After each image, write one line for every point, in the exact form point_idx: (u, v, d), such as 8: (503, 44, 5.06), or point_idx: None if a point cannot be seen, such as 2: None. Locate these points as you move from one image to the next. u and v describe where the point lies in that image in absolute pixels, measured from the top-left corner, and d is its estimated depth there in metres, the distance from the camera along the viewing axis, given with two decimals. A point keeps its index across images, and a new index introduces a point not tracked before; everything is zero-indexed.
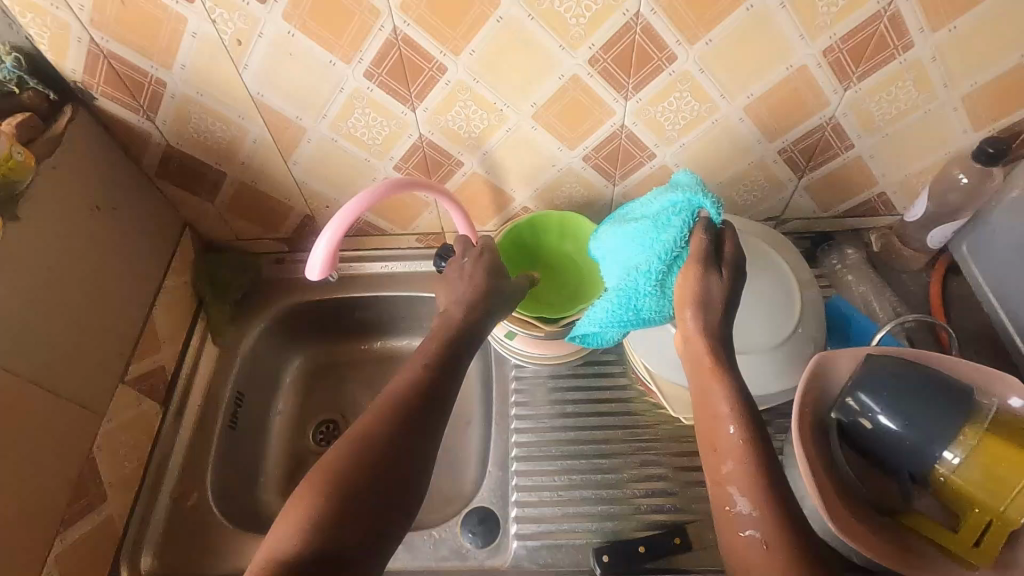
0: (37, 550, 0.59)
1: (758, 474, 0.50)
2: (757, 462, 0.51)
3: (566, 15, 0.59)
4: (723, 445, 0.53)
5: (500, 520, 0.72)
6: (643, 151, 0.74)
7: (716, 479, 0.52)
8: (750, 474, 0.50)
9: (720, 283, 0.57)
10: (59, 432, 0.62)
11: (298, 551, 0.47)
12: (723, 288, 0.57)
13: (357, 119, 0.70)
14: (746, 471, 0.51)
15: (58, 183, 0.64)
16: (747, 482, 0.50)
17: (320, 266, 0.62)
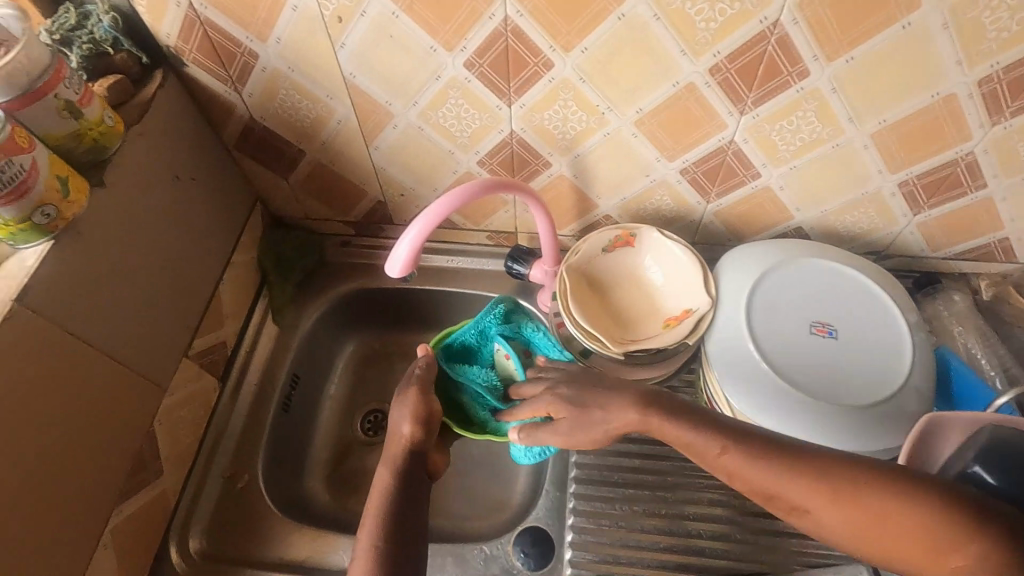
0: (97, 524, 0.58)
1: (770, 462, 0.48)
2: (748, 441, 0.50)
3: (697, 18, 0.54)
4: (720, 446, 0.51)
5: (555, 543, 0.68)
6: (748, 170, 0.69)
7: (761, 496, 0.48)
8: (766, 471, 0.48)
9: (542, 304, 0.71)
10: (125, 404, 0.61)
11: None
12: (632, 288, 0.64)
13: (448, 109, 0.66)
14: (753, 469, 0.48)
15: (144, 150, 0.62)
16: (773, 474, 0.47)
17: (401, 263, 0.59)
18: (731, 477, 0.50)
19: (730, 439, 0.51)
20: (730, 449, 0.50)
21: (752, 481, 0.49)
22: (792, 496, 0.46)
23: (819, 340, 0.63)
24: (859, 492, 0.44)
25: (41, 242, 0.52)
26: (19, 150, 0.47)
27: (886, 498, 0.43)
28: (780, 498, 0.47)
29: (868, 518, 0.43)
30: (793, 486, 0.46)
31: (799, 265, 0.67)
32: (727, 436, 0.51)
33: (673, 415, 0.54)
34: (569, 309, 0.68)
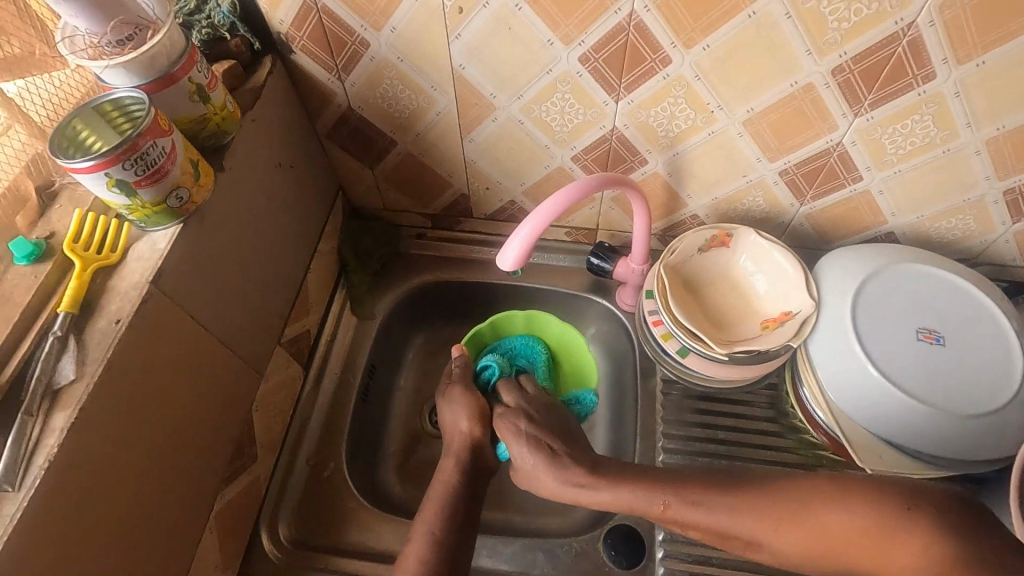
0: (205, 507, 0.58)
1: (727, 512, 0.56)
2: (686, 491, 0.58)
3: (830, 17, 0.53)
4: (663, 502, 0.58)
5: (646, 541, 0.68)
6: (850, 173, 0.68)
7: (720, 535, 0.57)
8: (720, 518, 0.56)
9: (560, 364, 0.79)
10: (231, 389, 0.61)
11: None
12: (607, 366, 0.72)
13: (553, 103, 0.66)
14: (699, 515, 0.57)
15: (255, 135, 0.62)
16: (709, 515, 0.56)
17: (514, 258, 0.59)
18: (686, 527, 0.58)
19: (667, 493, 0.58)
20: (671, 501, 0.58)
21: (728, 527, 0.56)
22: (737, 529, 0.55)
23: (926, 346, 0.63)
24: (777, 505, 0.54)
25: (171, 225, 0.52)
26: (161, 133, 0.47)
27: (808, 504, 0.53)
28: (740, 537, 0.55)
29: (804, 528, 0.52)
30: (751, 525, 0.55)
31: (900, 271, 0.66)
32: (665, 491, 0.59)
33: (622, 478, 0.61)
34: (670, 310, 0.68)
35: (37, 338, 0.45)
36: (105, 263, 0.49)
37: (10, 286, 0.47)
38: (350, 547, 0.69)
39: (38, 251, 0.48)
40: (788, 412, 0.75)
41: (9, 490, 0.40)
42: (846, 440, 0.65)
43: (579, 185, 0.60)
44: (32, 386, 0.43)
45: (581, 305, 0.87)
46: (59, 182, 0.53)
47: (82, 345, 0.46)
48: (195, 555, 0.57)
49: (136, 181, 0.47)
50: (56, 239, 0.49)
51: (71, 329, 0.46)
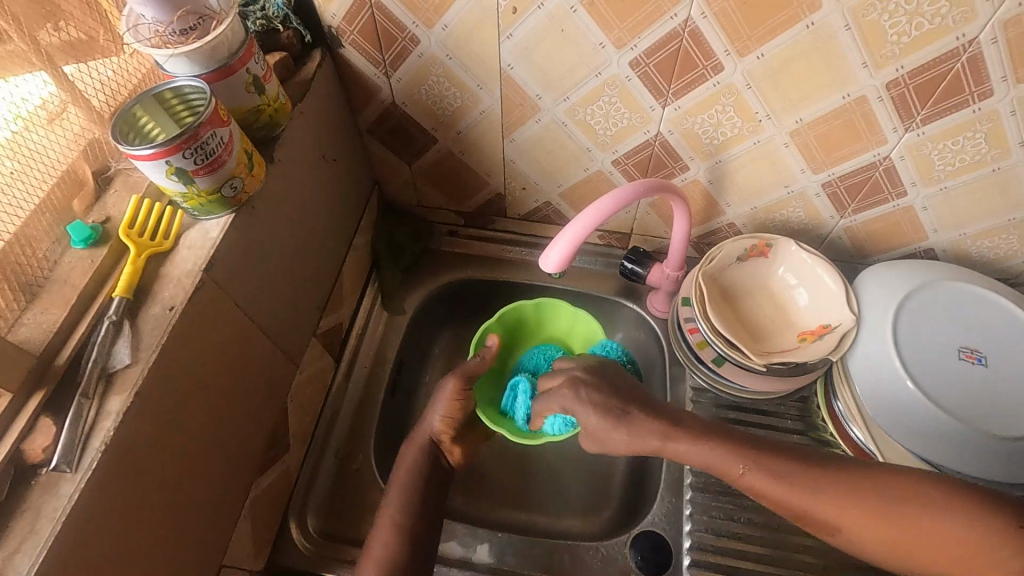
0: (241, 494, 0.59)
1: (791, 480, 0.53)
2: (770, 460, 0.54)
3: (890, 31, 0.53)
4: (741, 468, 0.55)
5: (672, 548, 0.68)
6: (895, 187, 0.67)
7: (792, 515, 0.53)
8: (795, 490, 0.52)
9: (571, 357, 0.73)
10: (268, 379, 0.61)
11: None
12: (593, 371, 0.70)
13: (599, 106, 0.66)
14: (780, 487, 0.53)
15: (303, 128, 0.62)
16: (801, 489, 0.52)
17: (557, 258, 0.58)
18: (758, 495, 0.54)
19: (750, 458, 0.55)
20: (752, 465, 0.55)
21: (759, 488, 0.54)
22: (813, 510, 0.51)
23: (967, 365, 0.63)
24: (860, 490, 0.50)
25: (223, 214, 0.52)
26: (220, 123, 0.47)
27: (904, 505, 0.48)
28: (809, 517, 0.52)
29: (890, 522, 0.48)
30: (828, 504, 0.50)
31: (943, 287, 0.66)
32: (747, 454, 0.55)
33: (702, 432, 0.58)
34: (707, 318, 0.68)
35: (92, 322, 0.46)
36: (158, 249, 0.50)
37: (67, 269, 0.47)
38: None
39: (94, 235, 0.49)
40: (816, 425, 0.75)
41: (68, 471, 0.40)
42: (881, 455, 0.64)
43: (632, 187, 0.59)
44: (89, 369, 0.43)
45: (610, 309, 0.87)
46: (114, 168, 0.53)
47: (136, 330, 0.46)
48: (229, 542, 0.58)
49: (194, 170, 0.47)
50: (111, 224, 0.50)
51: (125, 314, 0.46)
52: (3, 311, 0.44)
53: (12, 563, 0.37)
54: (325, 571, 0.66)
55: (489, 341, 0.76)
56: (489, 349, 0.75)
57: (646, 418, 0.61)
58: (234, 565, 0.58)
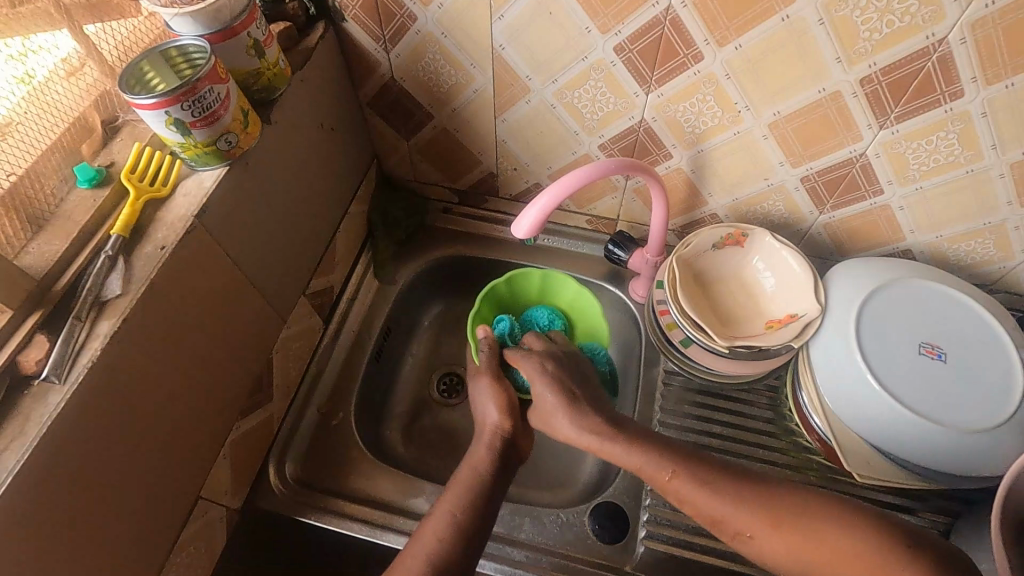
0: (222, 432, 0.63)
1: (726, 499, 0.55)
2: (692, 469, 0.57)
3: (862, 27, 0.55)
4: (669, 471, 0.57)
5: (630, 520, 0.70)
6: (871, 185, 0.68)
7: (709, 519, 0.56)
8: (723, 504, 0.55)
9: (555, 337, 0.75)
10: (255, 329, 0.65)
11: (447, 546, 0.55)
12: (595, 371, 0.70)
13: (586, 90, 0.69)
14: (707, 498, 0.55)
15: (302, 95, 0.66)
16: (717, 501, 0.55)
17: (527, 226, 0.62)
18: (681, 500, 0.57)
19: (678, 464, 0.58)
20: (680, 474, 0.57)
21: (689, 501, 0.56)
22: (729, 518, 0.55)
23: (927, 360, 0.64)
24: (778, 507, 0.54)
25: (217, 166, 0.56)
26: (218, 80, 0.51)
27: (820, 522, 0.52)
28: (727, 522, 0.55)
29: (799, 536, 0.52)
30: (738, 514, 0.54)
31: (910, 284, 0.68)
32: (673, 459, 0.58)
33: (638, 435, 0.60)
34: (677, 300, 0.71)
35: (91, 255, 0.50)
36: (156, 195, 0.53)
37: (72, 206, 0.52)
38: (351, 492, 0.73)
39: (98, 177, 0.53)
40: (785, 414, 0.76)
41: (57, 382, 0.45)
42: (836, 442, 0.66)
43: (594, 166, 0.64)
44: (83, 296, 0.48)
45: (594, 292, 0.89)
46: (122, 119, 0.58)
47: (130, 265, 0.50)
48: (208, 475, 0.62)
49: (191, 122, 0.51)
50: (115, 168, 0.54)
51: (121, 251, 0.51)
52: (13, 238, 0.48)
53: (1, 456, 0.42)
54: (299, 515, 0.70)
55: (483, 332, 0.74)
56: (484, 340, 0.73)
57: (588, 410, 0.63)
58: (211, 498, 0.63)
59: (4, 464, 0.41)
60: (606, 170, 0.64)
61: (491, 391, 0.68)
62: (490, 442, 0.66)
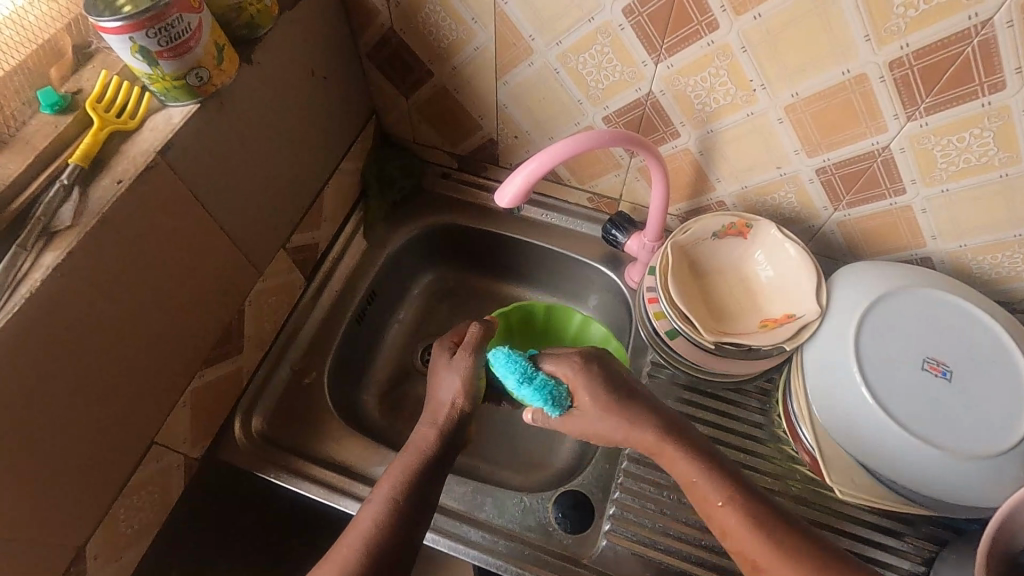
0: (182, 379, 0.61)
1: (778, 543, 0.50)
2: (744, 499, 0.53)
3: (897, 1, 0.49)
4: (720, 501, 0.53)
5: (595, 511, 0.68)
6: (893, 183, 0.63)
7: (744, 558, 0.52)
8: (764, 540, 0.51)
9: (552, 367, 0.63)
10: (224, 278, 0.63)
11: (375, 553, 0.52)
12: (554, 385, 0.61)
13: (591, 55, 0.64)
14: (753, 537, 0.51)
15: (290, 38, 0.63)
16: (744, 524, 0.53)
17: (511, 195, 0.59)
18: (724, 531, 0.53)
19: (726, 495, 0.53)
20: (732, 501, 0.53)
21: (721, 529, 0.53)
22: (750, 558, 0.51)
23: (929, 377, 0.59)
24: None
25: (189, 103, 0.54)
26: (190, 9, 0.48)
27: None
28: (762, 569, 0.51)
29: None
30: (762, 545, 0.51)
31: (920, 294, 0.63)
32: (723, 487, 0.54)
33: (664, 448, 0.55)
34: (667, 288, 0.68)
35: (45, 183, 0.48)
36: (122, 127, 0.51)
37: (32, 131, 0.50)
38: (315, 453, 0.72)
39: (62, 103, 0.51)
40: (774, 420, 0.72)
41: None
42: (819, 453, 0.61)
43: (591, 134, 0.60)
44: (32, 222, 0.46)
45: (589, 273, 0.86)
46: (95, 46, 0.55)
47: (85, 197, 0.48)
48: (165, 422, 0.61)
49: (159, 52, 0.48)
50: (81, 95, 0.52)
51: (78, 180, 0.49)
52: None
53: None
54: (259, 471, 0.69)
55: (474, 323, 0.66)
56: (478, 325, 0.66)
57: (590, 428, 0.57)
58: (168, 444, 0.62)
59: None
60: (602, 142, 0.60)
61: (467, 373, 0.61)
62: (443, 430, 0.60)
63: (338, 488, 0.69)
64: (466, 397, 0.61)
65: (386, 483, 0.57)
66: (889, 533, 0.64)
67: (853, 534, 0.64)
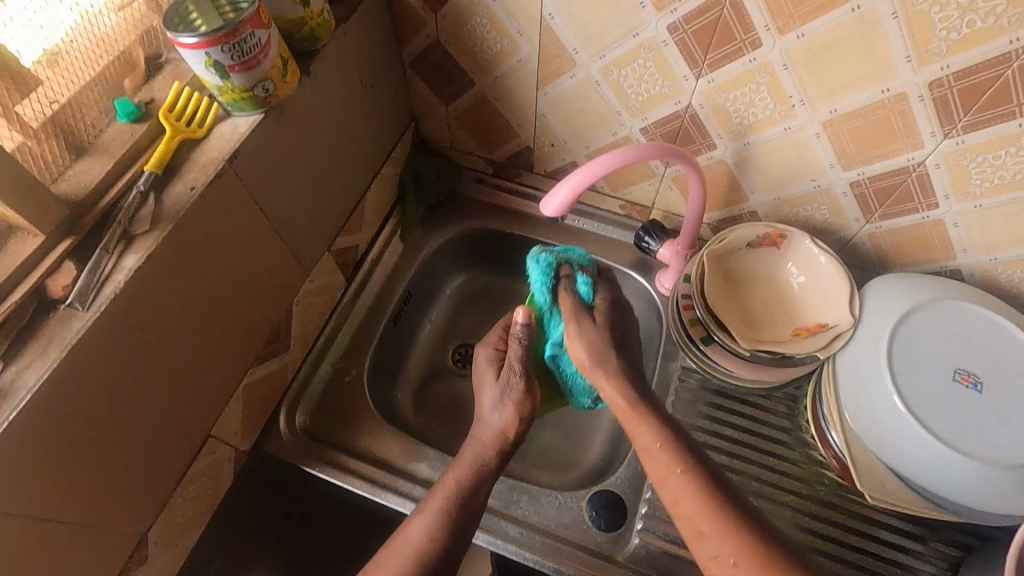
0: (236, 376, 0.64)
1: (736, 522, 0.53)
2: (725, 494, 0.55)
3: (939, 25, 0.51)
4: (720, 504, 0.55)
5: (628, 511, 0.70)
6: (926, 198, 0.64)
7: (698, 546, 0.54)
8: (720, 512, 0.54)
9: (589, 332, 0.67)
10: (275, 279, 0.66)
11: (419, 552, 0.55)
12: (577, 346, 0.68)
13: (633, 69, 0.66)
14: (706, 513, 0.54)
15: (343, 49, 0.65)
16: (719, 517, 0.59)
17: (556, 205, 0.61)
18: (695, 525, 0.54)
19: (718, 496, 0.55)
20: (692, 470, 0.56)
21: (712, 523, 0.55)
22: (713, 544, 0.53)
23: (960, 388, 0.61)
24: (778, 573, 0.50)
25: (253, 113, 0.56)
26: (261, 25, 0.51)
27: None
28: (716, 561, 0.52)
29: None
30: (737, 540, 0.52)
31: (951, 306, 0.64)
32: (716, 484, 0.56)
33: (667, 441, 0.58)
34: (704, 300, 0.71)
35: (123, 189, 0.51)
36: (192, 135, 0.54)
37: (110, 138, 0.52)
38: (355, 448, 0.74)
39: (137, 112, 0.53)
40: (801, 425, 0.74)
41: (80, 309, 0.46)
42: (851, 459, 0.64)
43: (634, 147, 0.62)
44: (113, 227, 0.49)
45: (619, 279, 0.87)
46: (166, 57, 0.58)
47: (160, 202, 0.51)
48: (219, 417, 0.63)
49: (231, 65, 0.50)
50: (154, 105, 0.55)
51: (153, 187, 0.51)
52: (53, 163, 0.49)
53: (23, 374, 0.43)
54: (303, 464, 0.72)
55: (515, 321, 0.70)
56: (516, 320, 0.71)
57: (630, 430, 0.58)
58: (221, 437, 0.65)
59: (25, 381, 0.43)
60: (644, 155, 0.62)
61: (519, 397, 0.63)
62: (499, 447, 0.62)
63: (379, 483, 0.71)
64: (516, 419, 0.63)
65: (438, 493, 0.59)
66: (914, 538, 0.66)
67: (879, 538, 0.66)
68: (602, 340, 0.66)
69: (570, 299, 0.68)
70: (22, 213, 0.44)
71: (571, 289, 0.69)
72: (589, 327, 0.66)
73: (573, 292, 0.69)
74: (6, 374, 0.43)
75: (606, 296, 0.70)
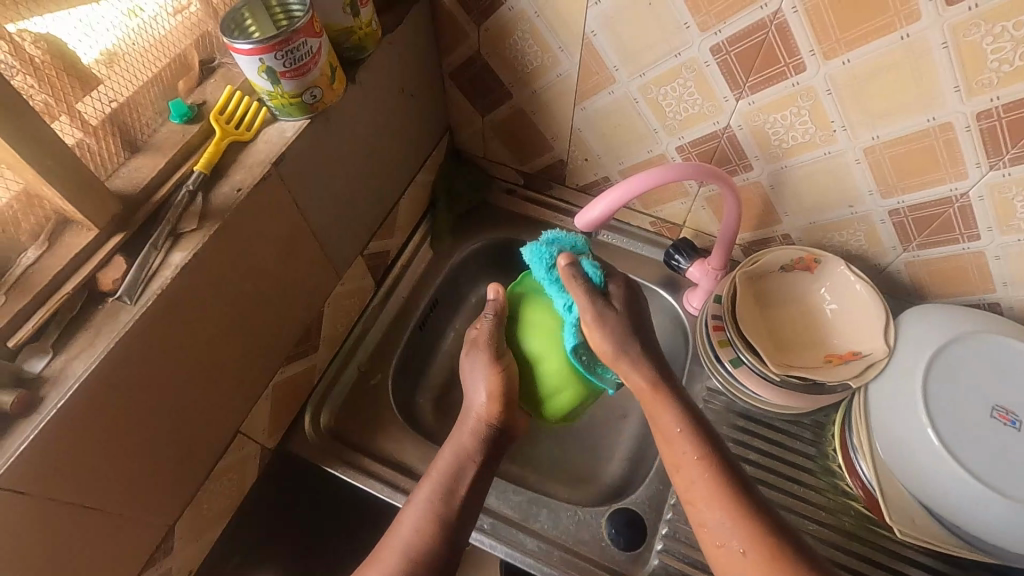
0: (267, 373, 0.65)
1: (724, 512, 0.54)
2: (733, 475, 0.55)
3: (991, 56, 0.50)
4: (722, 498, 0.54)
5: (647, 529, 0.69)
6: (967, 229, 0.63)
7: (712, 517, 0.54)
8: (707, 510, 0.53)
9: (616, 312, 0.62)
10: (308, 281, 0.67)
11: (437, 559, 0.55)
12: (618, 314, 0.62)
13: (673, 88, 0.66)
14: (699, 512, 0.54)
15: (388, 59, 0.67)
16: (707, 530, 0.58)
17: (592, 220, 0.61)
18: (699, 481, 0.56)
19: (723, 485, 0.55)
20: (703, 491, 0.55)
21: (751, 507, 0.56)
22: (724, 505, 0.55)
23: (998, 426, 0.59)
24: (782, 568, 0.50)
25: (299, 119, 0.58)
26: (313, 34, 0.52)
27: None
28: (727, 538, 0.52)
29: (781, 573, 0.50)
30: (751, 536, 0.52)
31: (991, 341, 0.63)
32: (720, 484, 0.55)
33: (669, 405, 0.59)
34: (734, 318, 0.70)
35: (173, 187, 0.52)
36: (241, 138, 0.55)
37: (162, 138, 0.54)
38: (376, 452, 0.75)
39: (190, 113, 0.55)
40: (827, 455, 0.72)
41: (129, 303, 0.47)
42: (881, 494, 0.62)
43: (672, 166, 0.62)
44: (162, 223, 0.50)
45: (647, 295, 0.87)
46: (218, 61, 0.60)
47: (208, 202, 0.52)
48: (248, 414, 0.64)
49: (282, 72, 0.52)
50: (205, 107, 0.56)
51: (200, 186, 0.53)
52: (108, 160, 0.51)
53: (71, 364, 0.45)
54: (324, 465, 0.72)
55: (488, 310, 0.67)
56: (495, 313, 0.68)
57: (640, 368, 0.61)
58: (249, 434, 0.66)
59: (73, 370, 0.44)
60: (681, 175, 0.62)
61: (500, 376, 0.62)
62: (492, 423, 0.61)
63: (400, 488, 0.71)
64: None
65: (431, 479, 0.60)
66: None
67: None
68: (624, 325, 0.62)
69: (586, 287, 0.62)
70: (79, 207, 0.46)
71: (581, 276, 0.62)
72: (608, 307, 0.62)
73: (589, 283, 0.63)
74: (56, 362, 0.45)
75: (617, 285, 0.66)
